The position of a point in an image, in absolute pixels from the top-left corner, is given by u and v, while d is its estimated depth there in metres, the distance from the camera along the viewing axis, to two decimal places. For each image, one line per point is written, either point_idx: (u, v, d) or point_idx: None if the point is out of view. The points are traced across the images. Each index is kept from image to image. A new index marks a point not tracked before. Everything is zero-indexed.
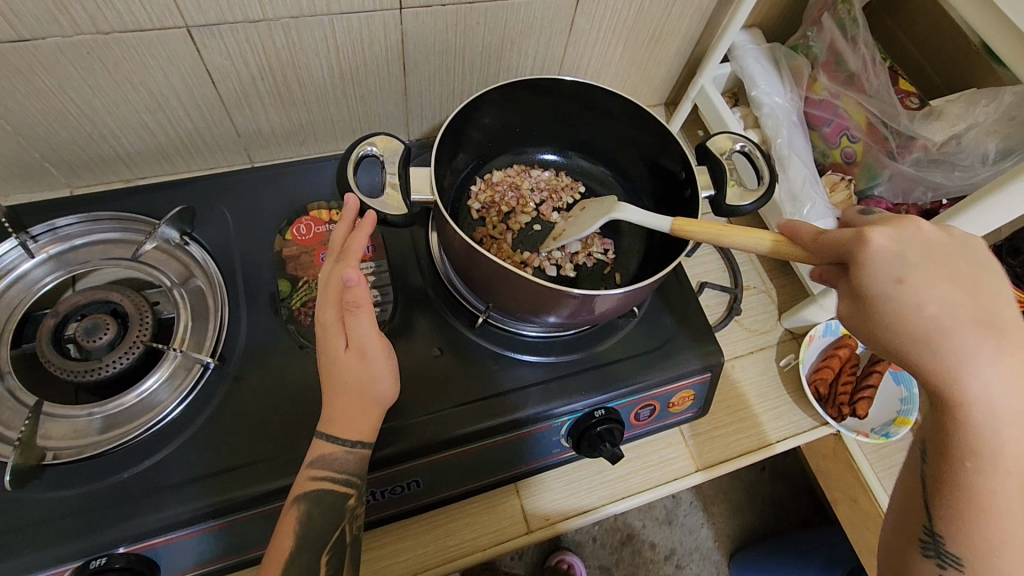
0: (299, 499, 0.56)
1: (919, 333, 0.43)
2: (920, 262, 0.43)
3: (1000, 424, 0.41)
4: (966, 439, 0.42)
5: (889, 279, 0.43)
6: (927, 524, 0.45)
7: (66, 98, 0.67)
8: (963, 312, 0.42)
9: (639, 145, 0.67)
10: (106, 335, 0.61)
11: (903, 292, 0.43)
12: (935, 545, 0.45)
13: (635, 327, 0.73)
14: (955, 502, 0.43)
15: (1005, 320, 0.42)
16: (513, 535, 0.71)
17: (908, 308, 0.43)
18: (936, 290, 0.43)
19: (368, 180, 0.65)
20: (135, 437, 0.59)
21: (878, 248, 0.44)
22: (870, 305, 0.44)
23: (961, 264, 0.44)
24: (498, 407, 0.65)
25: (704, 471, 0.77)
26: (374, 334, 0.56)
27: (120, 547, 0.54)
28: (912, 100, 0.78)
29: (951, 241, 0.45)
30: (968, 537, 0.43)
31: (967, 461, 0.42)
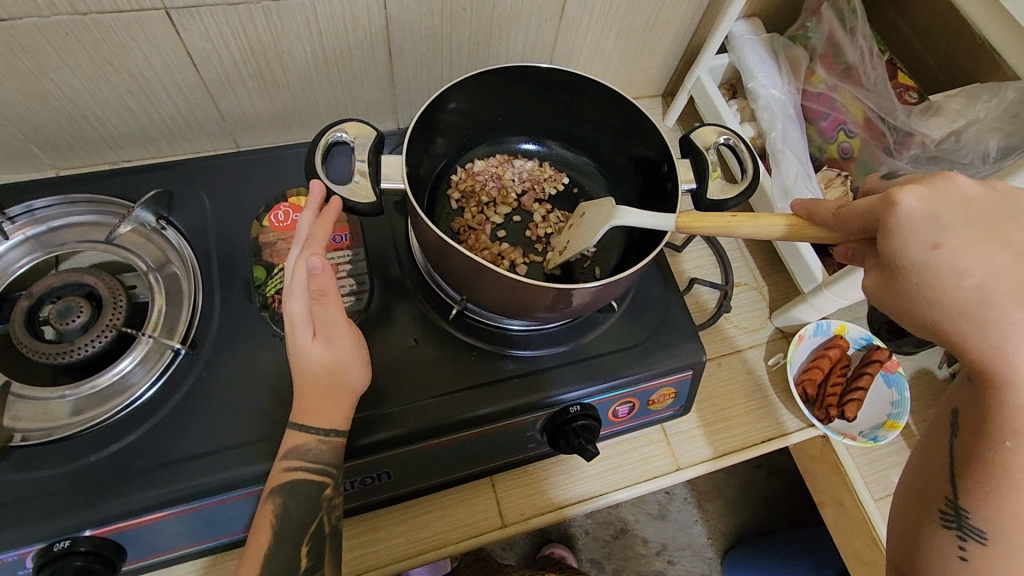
0: (275, 492, 0.55)
1: (957, 301, 0.41)
2: (957, 224, 0.41)
3: None
4: (1007, 416, 0.40)
5: (925, 245, 0.41)
6: (950, 496, 0.44)
7: (46, 79, 0.67)
8: (1005, 279, 0.40)
9: (624, 136, 0.66)
10: (80, 318, 0.61)
11: (938, 259, 0.41)
12: (954, 517, 0.43)
13: (615, 322, 0.72)
14: (983, 477, 0.42)
15: None
16: (487, 529, 0.70)
17: (946, 275, 0.41)
18: (975, 253, 0.41)
19: (339, 168, 0.64)
20: (104, 421, 0.59)
21: (908, 211, 0.42)
22: (902, 274, 0.43)
23: (1002, 225, 0.42)
24: (472, 401, 0.64)
25: (711, 461, 0.77)
26: (342, 321, 0.56)
27: (87, 531, 0.55)
28: (910, 94, 0.76)
29: (988, 199, 0.43)
30: (995, 512, 0.41)
31: (1007, 440, 0.40)
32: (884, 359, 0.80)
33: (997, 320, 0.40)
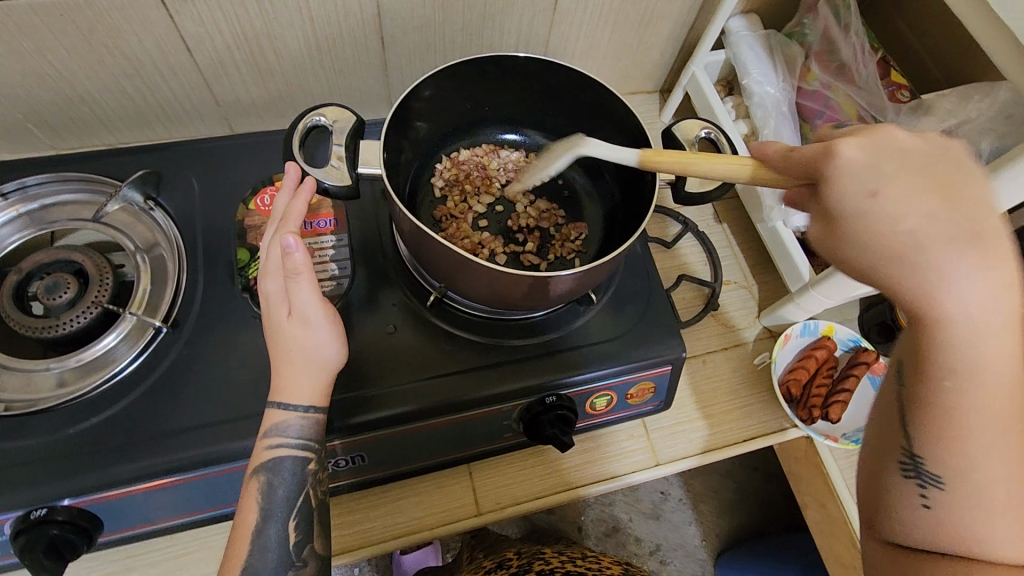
0: (259, 471, 0.56)
1: (893, 247, 0.40)
2: (895, 172, 0.40)
3: (980, 341, 0.38)
4: (942, 358, 0.39)
5: (860, 192, 0.40)
6: (905, 444, 0.42)
7: (44, 60, 0.68)
8: (941, 224, 0.39)
9: (607, 128, 0.66)
10: (67, 294, 0.62)
11: (873, 207, 0.40)
12: (913, 466, 0.42)
13: (596, 314, 0.72)
14: (933, 421, 0.40)
15: (984, 225, 0.39)
16: (462, 516, 0.71)
17: (879, 222, 0.40)
18: (909, 200, 0.39)
19: (319, 153, 0.65)
20: (85, 395, 0.60)
21: (845, 160, 0.41)
22: (839, 222, 0.42)
23: (940, 172, 0.40)
24: (449, 386, 0.65)
25: (699, 456, 0.77)
26: (317, 302, 0.56)
27: (64, 501, 0.56)
28: (903, 93, 0.75)
29: (927, 146, 0.41)
30: (945, 456, 0.40)
31: (945, 379, 0.39)
32: (871, 360, 0.79)
33: (930, 265, 0.39)
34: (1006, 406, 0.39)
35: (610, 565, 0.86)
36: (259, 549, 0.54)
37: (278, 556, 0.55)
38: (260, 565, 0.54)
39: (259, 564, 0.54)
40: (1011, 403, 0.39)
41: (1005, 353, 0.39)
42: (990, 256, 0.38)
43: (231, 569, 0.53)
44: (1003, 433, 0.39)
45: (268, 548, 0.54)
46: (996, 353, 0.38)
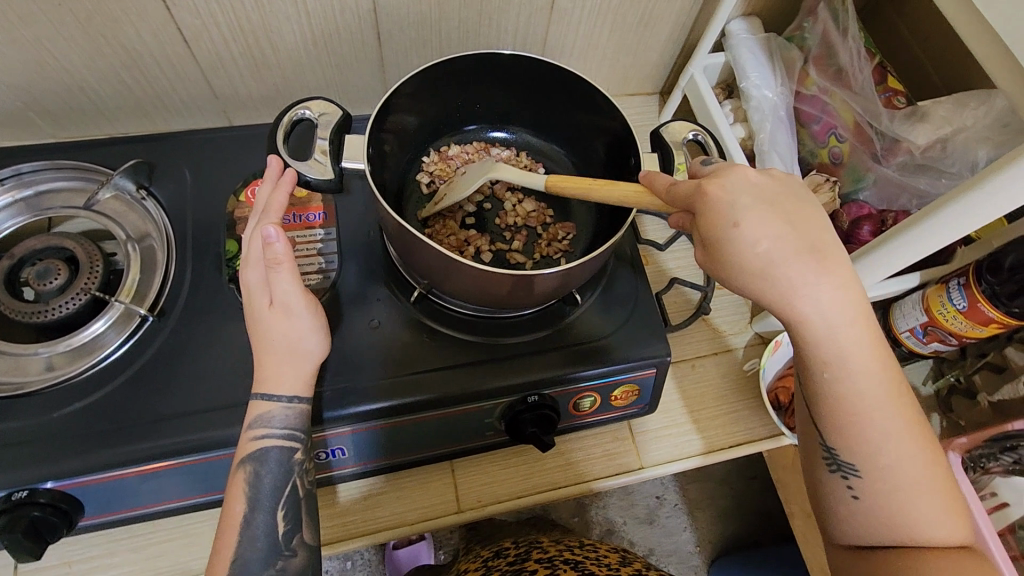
0: (245, 461, 0.56)
1: (758, 268, 0.46)
2: (752, 204, 0.46)
3: (844, 336, 0.47)
4: (820, 357, 0.48)
5: (726, 221, 0.46)
6: (822, 444, 0.51)
7: (43, 48, 0.69)
8: (792, 246, 0.46)
9: (598, 128, 0.66)
10: (57, 280, 0.63)
11: (739, 235, 0.45)
12: (833, 461, 0.51)
13: (582, 314, 0.71)
14: (835, 419, 0.49)
15: (823, 244, 0.46)
16: (443, 513, 0.71)
17: (745, 249, 0.46)
18: (765, 227, 0.45)
19: (299, 143, 0.65)
20: (71, 380, 0.61)
21: (712, 198, 0.46)
22: (719, 250, 0.47)
23: (787, 202, 0.47)
24: (433, 381, 0.65)
25: (701, 456, 0.77)
26: (298, 292, 0.56)
27: (46, 484, 0.56)
28: (899, 99, 0.73)
29: (774, 180, 0.48)
30: (853, 445, 0.49)
31: (826, 373, 0.48)
32: None
33: (788, 281, 0.46)
34: (880, 390, 0.48)
35: (607, 553, 0.82)
36: (248, 540, 0.54)
37: (265, 546, 0.55)
38: (249, 556, 0.54)
39: (247, 556, 0.54)
40: (884, 386, 0.48)
41: (866, 346, 0.47)
42: (831, 267, 0.46)
43: (221, 559, 0.54)
44: (886, 412, 0.48)
45: (256, 539, 0.55)
46: (862, 349, 0.47)
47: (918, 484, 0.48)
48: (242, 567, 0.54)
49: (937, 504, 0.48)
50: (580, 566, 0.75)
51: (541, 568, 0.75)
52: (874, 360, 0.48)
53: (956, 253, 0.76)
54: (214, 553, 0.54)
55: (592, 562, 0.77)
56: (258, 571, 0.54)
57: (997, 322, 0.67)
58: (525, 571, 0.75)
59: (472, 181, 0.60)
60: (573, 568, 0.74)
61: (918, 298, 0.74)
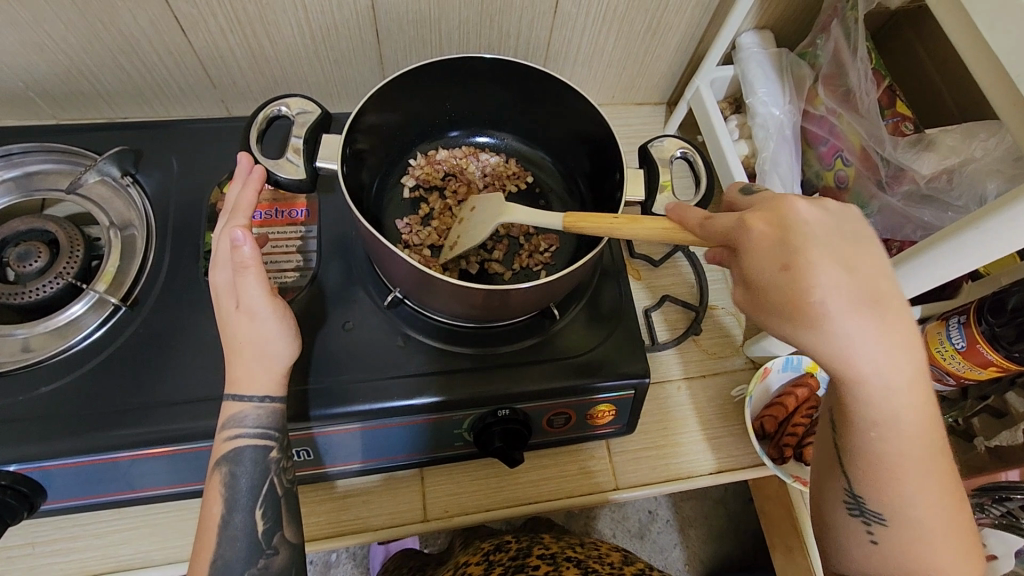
0: (220, 462, 0.55)
1: (812, 319, 0.41)
2: (809, 246, 0.41)
3: (895, 396, 0.42)
4: (866, 414, 0.44)
5: (774, 264, 0.42)
6: (846, 489, 0.48)
7: (42, 31, 0.70)
8: (851, 294, 0.41)
9: (588, 139, 0.64)
10: (38, 262, 0.63)
11: (787, 279, 0.41)
12: (857, 507, 0.48)
13: (562, 328, 0.70)
14: (869, 470, 0.45)
15: (883, 294, 0.41)
16: (409, 520, 0.70)
17: (795, 296, 0.41)
18: (822, 273, 0.41)
19: (273, 142, 0.65)
20: (43, 363, 0.61)
21: (755, 235, 0.43)
22: (759, 290, 0.43)
23: (848, 243, 0.42)
24: (402, 390, 0.63)
25: (678, 483, 0.75)
26: (263, 296, 0.54)
27: (8, 467, 0.56)
28: (907, 125, 0.70)
29: (828, 217, 0.43)
30: (884, 497, 0.46)
31: (872, 432, 0.44)
32: None
33: (845, 333, 0.41)
34: (924, 448, 0.44)
35: (609, 553, 0.76)
36: (228, 539, 0.54)
37: (246, 546, 0.54)
38: (230, 555, 0.53)
39: (228, 557, 0.53)
40: (928, 444, 0.44)
41: (917, 406, 0.43)
42: (893, 322, 0.41)
43: (202, 560, 0.53)
44: (926, 471, 0.44)
45: (237, 538, 0.54)
46: (912, 406, 0.43)
47: (949, 540, 0.45)
48: (223, 567, 0.53)
49: (967, 556, 0.46)
50: (584, 564, 0.70)
51: (542, 565, 0.69)
52: (923, 417, 0.43)
53: (961, 288, 0.73)
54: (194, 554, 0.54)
55: (595, 561, 0.72)
56: (240, 570, 0.54)
57: (996, 365, 0.64)
58: (528, 568, 0.69)
59: (484, 226, 0.58)
60: (576, 567, 0.69)
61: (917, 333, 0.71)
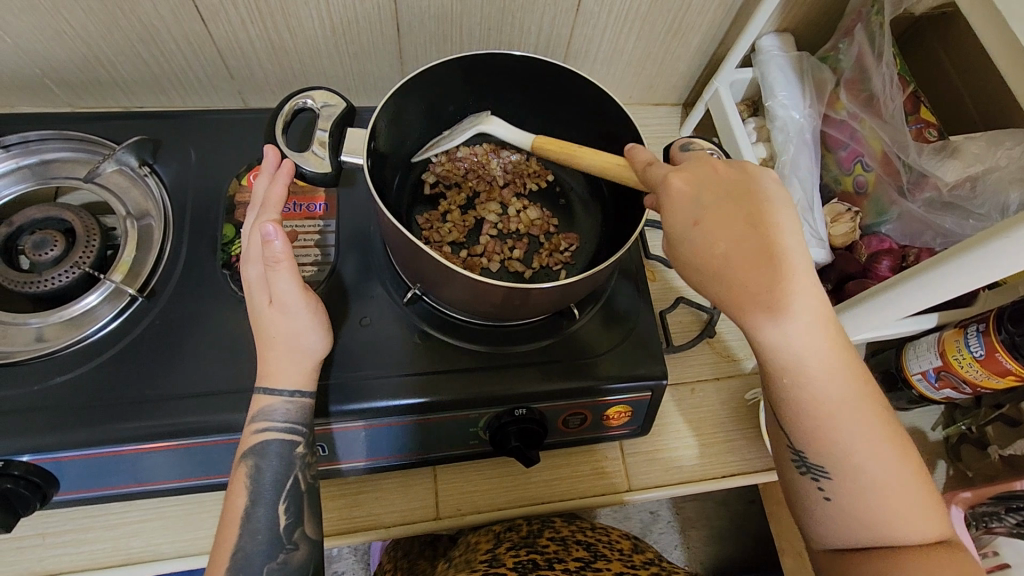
0: (247, 454, 0.55)
1: (715, 269, 0.46)
2: (712, 201, 0.46)
3: (801, 342, 0.46)
4: (779, 363, 0.47)
5: (685, 219, 0.47)
6: (791, 447, 0.51)
7: (61, 17, 0.69)
8: (746, 244, 0.45)
9: (610, 140, 0.64)
10: (54, 251, 0.63)
11: (695, 233, 0.46)
12: (808, 471, 0.50)
13: (581, 328, 0.69)
14: (797, 421, 0.49)
15: (782, 243, 0.45)
16: (422, 519, 0.70)
17: (702, 247, 0.46)
18: (719, 224, 0.46)
19: (299, 135, 0.64)
20: (58, 352, 0.61)
21: (675, 193, 0.47)
22: (678, 247, 0.48)
23: (748, 197, 0.46)
24: (422, 386, 0.63)
25: (688, 485, 0.74)
26: (296, 290, 0.55)
27: (23, 456, 0.56)
28: (932, 131, 0.69)
29: (737, 174, 0.48)
30: (821, 448, 0.49)
31: (784, 382, 0.47)
32: None
33: (741, 283, 0.45)
34: (839, 392, 0.47)
35: (619, 539, 0.76)
36: (249, 533, 0.53)
37: (267, 540, 0.53)
38: (250, 549, 0.53)
39: (249, 550, 0.53)
40: (842, 388, 0.47)
41: (824, 350, 0.46)
42: (792, 268, 0.45)
43: (222, 554, 0.52)
44: (849, 416, 0.47)
45: (258, 532, 0.53)
46: (820, 353, 0.46)
47: (889, 486, 0.48)
48: (243, 560, 0.52)
49: (912, 502, 0.48)
50: (593, 549, 0.70)
51: (552, 545, 0.70)
52: (834, 362, 0.47)
53: (978, 296, 0.73)
54: (215, 549, 0.53)
55: (605, 547, 0.72)
56: (260, 565, 0.53)
57: (1014, 374, 0.64)
58: (537, 546, 0.69)
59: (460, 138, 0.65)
60: (585, 551, 0.69)
61: (934, 340, 0.71)
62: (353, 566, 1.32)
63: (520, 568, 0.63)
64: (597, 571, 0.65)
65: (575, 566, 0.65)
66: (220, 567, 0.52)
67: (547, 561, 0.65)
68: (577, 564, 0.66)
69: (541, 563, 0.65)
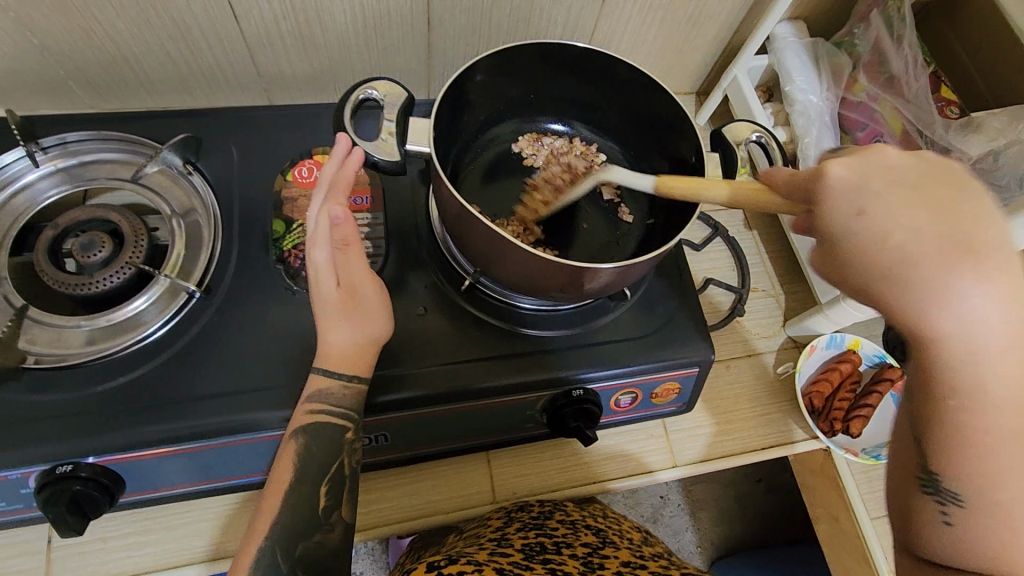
0: (299, 432, 0.56)
1: (884, 265, 0.39)
2: (886, 191, 0.40)
3: (984, 358, 0.37)
4: (945, 374, 0.39)
5: (848, 209, 0.41)
6: (921, 464, 0.41)
7: (91, 15, 0.69)
8: (935, 237, 0.38)
9: (655, 126, 0.67)
10: (102, 253, 0.62)
11: (863, 225, 0.40)
12: (932, 485, 0.41)
13: (626, 311, 0.71)
14: (946, 441, 0.39)
15: (981, 242, 0.38)
16: (479, 503, 0.71)
17: (868, 243, 0.40)
18: (901, 217, 0.39)
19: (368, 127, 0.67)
20: (114, 354, 0.60)
21: (835, 179, 0.41)
22: (833, 241, 0.42)
23: (932, 187, 0.39)
24: (484, 371, 0.64)
25: (679, 468, 0.76)
26: (366, 274, 0.57)
27: (88, 458, 0.55)
28: (952, 109, 0.76)
29: (919, 165, 0.41)
30: (963, 475, 0.39)
31: (950, 398, 0.39)
32: (895, 378, 0.79)
33: (918, 285, 0.38)
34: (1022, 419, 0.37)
35: (629, 528, 0.77)
36: (291, 508, 0.54)
37: (306, 518, 0.54)
38: (290, 522, 0.54)
39: (287, 522, 0.54)
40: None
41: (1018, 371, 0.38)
42: (993, 273, 0.37)
43: (262, 522, 0.53)
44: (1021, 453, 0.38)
45: (298, 508, 0.54)
46: (1014, 373, 0.38)
47: None
48: (282, 534, 0.53)
49: None
50: (603, 534, 0.71)
51: (562, 527, 0.70)
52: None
53: None
54: (245, 540, 0.53)
55: (616, 534, 0.73)
56: (294, 540, 0.54)
57: None
58: (546, 528, 0.68)
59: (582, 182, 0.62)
60: (595, 535, 0.70)
61: None
62: (371, 566, 1.32)
63: (527, 551, 0.63)
64: (605, 559, 0.65)
65: (583, 553, 0.66)
66: (252, 547, 0.52)
67: (555, 547, 0.65)
68: (585, 550, 0.66)
69: (549, 546, 0.64)
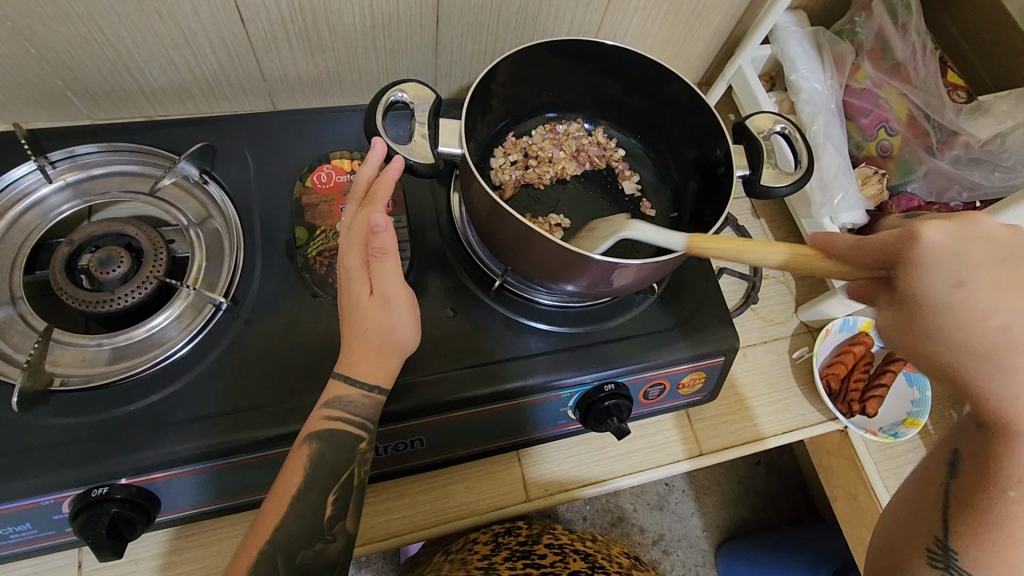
0: (313, 437, 0.55)
1: (981, 344, 0.36)
2: (986, 265, 0.37)
3: None
4: (1015, 463, 0.37)
5: (944, 279, 0.37)
6: (939, 540, 0.41)
7: (92, 23, 0.66)
8: None
9: (684, 124, 0.68)
10: (120, 268, 0.60)
11: (963, 298, 0.37)
12: (942, 559, 0.41)
13: (650, 304, 0.71)
14: (982, 528, 0.39)
15: None
16: (512, 502, 0.72)
17: (967, 316, 0.37)
18: (1004, 298, 0.36)
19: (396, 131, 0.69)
20: (141, 372, 0.58)
21: (930, 244, 0.38)
22: (917, 305, 0.38)
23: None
24: (506, 372, 0.64)
25: (694, 459, 0.77)
26: (399, 284, 0.55)
27: (121, 479, 0.54)
28: (959, 93, 0.77)
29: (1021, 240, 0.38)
30: (983, 562, 0.39)
31: (1009, 489, 0.38)
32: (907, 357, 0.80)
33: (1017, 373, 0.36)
34: None
35: (619, 553, 0.81)
36: (302, 513, 0.53)
37: (308, 527, 0.54)
38: (307, 526, 0.54)
39: (298, 528, 0.53)
40: None
41: None
42: None
43: (265, 525, 0.53)
44: None
45: (308, 513, 0.54)
46: None
47: None
48: (287, 538, 0.53)
49: None
50: (591, 559, 0.75)
51: (548, 553, 0.75)
52: None
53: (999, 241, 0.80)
54: (251, 533, 0.53)
55: (603, 558, 0.77)
56: (301, 544, 0.53)
57: None
58: (534, 555, 0.74)
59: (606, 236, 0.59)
60: (583, 561, 0.74)
61: None
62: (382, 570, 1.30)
63: None
64: None
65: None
66: (254, 548, 0.52)
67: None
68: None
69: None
